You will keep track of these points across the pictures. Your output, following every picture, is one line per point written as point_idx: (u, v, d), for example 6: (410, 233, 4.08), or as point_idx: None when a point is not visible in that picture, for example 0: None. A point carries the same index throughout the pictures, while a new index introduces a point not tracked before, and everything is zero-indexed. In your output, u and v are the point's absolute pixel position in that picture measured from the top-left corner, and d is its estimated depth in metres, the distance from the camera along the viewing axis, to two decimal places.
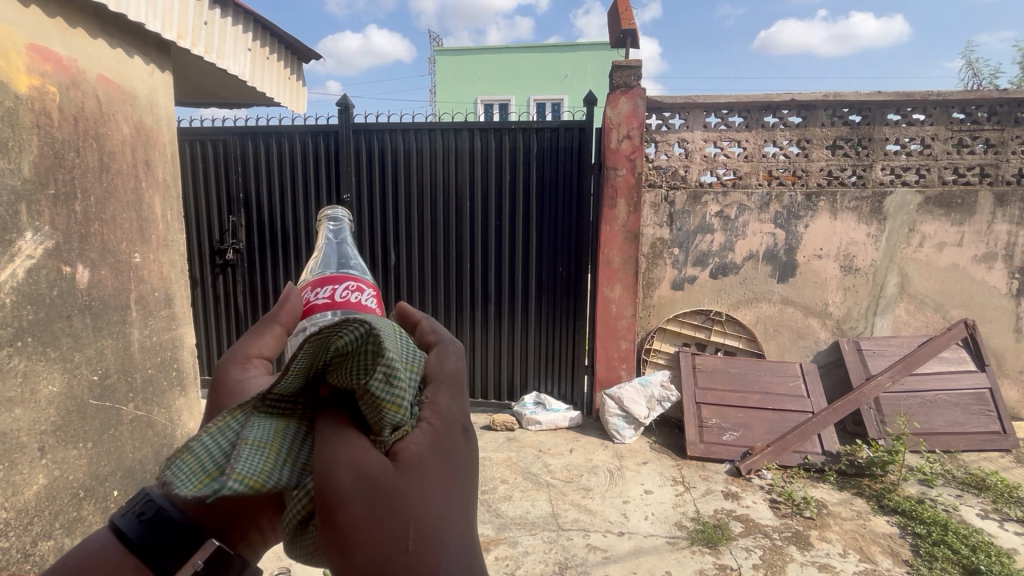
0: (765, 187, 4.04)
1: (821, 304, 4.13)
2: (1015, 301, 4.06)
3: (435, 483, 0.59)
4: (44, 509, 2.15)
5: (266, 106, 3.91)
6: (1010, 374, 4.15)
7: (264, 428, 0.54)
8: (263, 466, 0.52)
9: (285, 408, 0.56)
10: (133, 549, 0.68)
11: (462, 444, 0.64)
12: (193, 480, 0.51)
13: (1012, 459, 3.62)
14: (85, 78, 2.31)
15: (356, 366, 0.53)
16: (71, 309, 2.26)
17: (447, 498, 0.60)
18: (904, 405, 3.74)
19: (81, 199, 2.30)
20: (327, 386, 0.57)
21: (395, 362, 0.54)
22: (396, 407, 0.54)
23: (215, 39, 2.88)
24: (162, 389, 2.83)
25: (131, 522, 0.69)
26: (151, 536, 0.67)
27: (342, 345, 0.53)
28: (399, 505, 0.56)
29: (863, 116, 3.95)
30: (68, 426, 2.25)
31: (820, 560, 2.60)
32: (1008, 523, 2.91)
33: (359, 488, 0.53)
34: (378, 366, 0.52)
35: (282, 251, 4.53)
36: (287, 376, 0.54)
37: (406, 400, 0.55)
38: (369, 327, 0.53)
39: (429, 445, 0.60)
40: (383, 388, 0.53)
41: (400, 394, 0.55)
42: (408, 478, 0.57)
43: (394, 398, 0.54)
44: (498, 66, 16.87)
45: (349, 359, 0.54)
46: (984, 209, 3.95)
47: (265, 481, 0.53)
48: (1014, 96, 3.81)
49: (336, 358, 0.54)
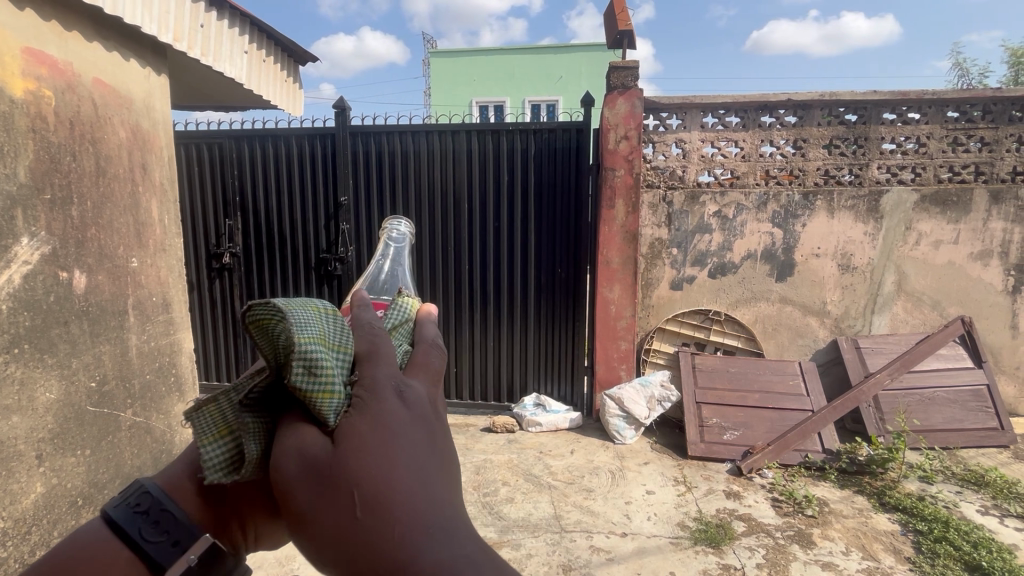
0: (763, 187, 4.05)
1: (819, 302, 4.14)
2: (1011, 297, 4.09)
3: (375, 448, 0.53)
4: (42, 518, 2.13)
5: (262, 109, 3.89)
6: (1007, 370, 4.18)
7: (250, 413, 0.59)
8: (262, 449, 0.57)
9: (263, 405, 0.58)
10: (125, 542, 0.67)
11: (399, 405, 0.56)
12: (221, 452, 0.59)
13: (1011, 455, 3.64)
14: (81, 81, 2.29)
15: (287, 357, 0.55)
16: (68, 315, 2.23)
17: (392, 459, 0.52)
18: (903, 402, 3.75)
19: (77, 204, 2.28)
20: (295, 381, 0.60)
21: (310, 351, 0.54)
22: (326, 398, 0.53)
23: (211, 42, 2.86)
24: (161, 395, 2.80)
25: (127, 513, 0.68)
26: (147, 531, 0.66)
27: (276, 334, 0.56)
28: (339, 481, 0.51)
29: (859, 115, 3.97)
30: (65, 433, 2.22)
31: (823, 559, 2.60)
32: (1008, 519, 2.92)
33: (303, 473, 0.52)
34: (295, 361, 0.53)
35: (279, 254, 4.52)
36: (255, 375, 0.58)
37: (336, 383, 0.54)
38: (282, 323, 0.55)
39: (367, 414, 0.54)
40: (306, 380, 0.53)
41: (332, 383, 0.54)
42: (344, 452, 0.52)
43: (322, 386, 0.53)
44: (493, 68, 16.86)
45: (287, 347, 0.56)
46: (979, 207, 3.98)
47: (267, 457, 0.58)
48: (1008, 95, 3.84)
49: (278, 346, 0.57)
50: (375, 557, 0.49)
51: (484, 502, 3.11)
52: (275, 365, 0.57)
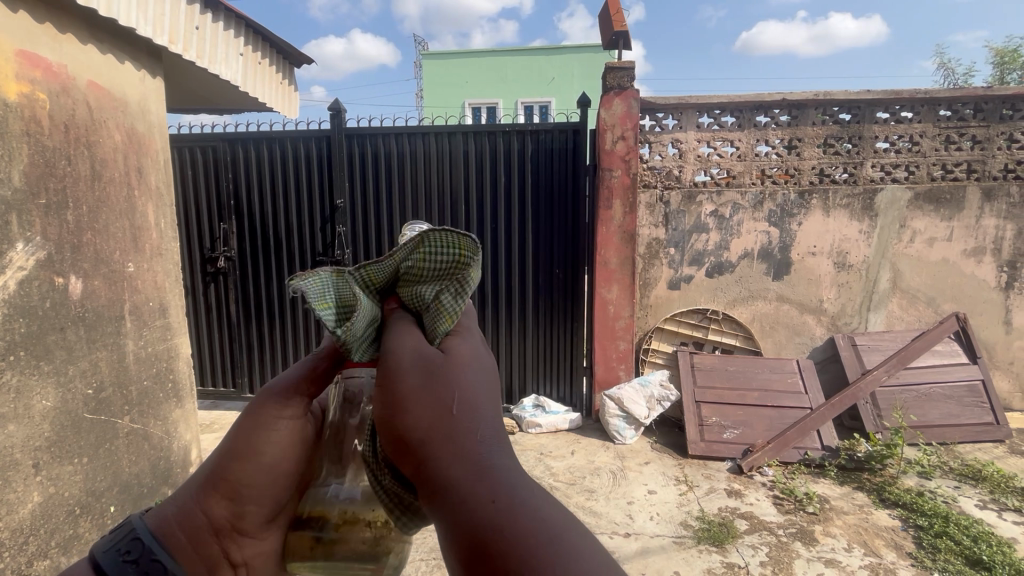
0: (758, 186, 4.08)
1: (816, 300, 4.17)
2: (1004, 293, 4.14)
3: (464, 375, 0.60)
4: (39, 528, 2.10)
5: (257, 111, 3.86)
6: (1000, 365, 4.23)
7: (368, 302, 0.68)
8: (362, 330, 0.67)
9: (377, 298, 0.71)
10: None
11: (479, 360, 0.64)
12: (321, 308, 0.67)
13: (1006, 450, 3.68)
14: (76, 84, 2.26)
15: (433, 279, 0.70)
16: (64, 321, 2.20)
17: (476, 388, 0.59)
18: (900, 399, 3.78)
19: (73, 208, 2.25)
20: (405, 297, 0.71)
21: (465, 282, 0.69)
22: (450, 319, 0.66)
23: (207, 44, 2.84)
24: (158, 402, 2.77)
25: (113, 559, 0.64)
26: None
27: (440, 252, 0.70)
28: (437, 386, 0.57)
29: (853, 114, 4.00)
30: (62, 441, 2.19)
31: (826, 555, 2.62)
32: (1006, 512, 2.96)
33: (409, 371, 0.58)
34: (453, 283, 0.68)
35: (275, 258, 4.48)
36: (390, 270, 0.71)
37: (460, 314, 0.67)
38: (451, 251, 0.70)
39: (466, 357, 0.62)
40: (451, 299, 0.67)
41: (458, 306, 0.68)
42: (445, 367, 0.59)
43: (453, 311, 0.67)
44: (486, 69, 16.85)
45: (438, 265, 0.70)
46: (972, 204, 4.02)
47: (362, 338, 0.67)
48: (998, 93, 3.89)
49: (431, 261, 0.70)
50: (459, 454, 0.53)
51: None
52: (410, 278, 0.71)
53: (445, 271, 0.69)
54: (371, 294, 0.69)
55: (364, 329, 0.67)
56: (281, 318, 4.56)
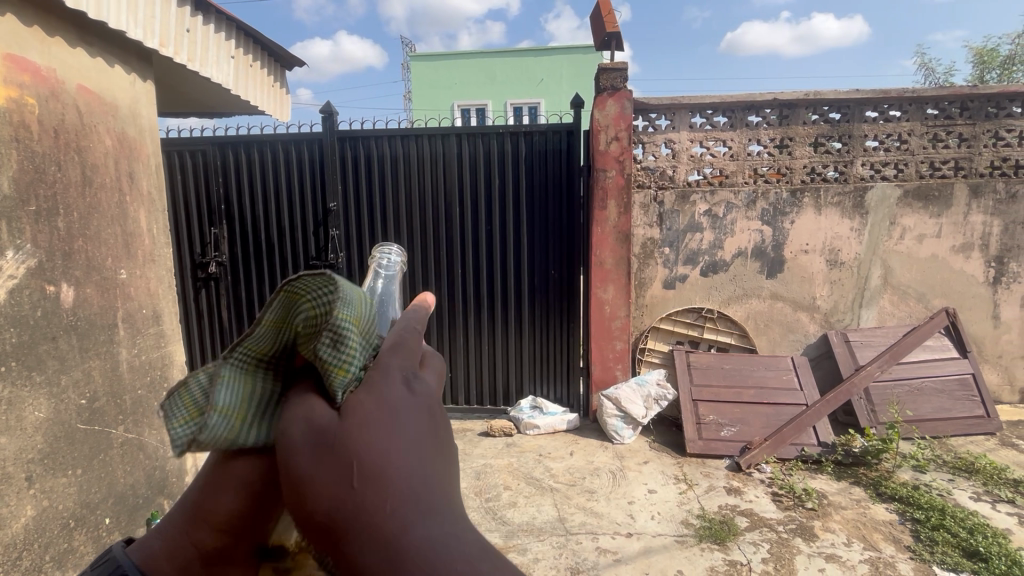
0: (751, 185, 4.12)
1: (809, 298, 4.21)
2: (992, 288, 4.21)
3: (380, 417, 0.45)
4: (33, 542, 2.05)
5: (248, 114, 3.81)
6: (989, 359, 4.31)
7: (250, 374, 0.52)
8: (235, 420, 0.51)
9: (254, 364, 0.53)
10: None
11: (409, 382, 0.48)
12: (181, 411, 0.51)
13: (997, 442, 3.74)
14: (65, 88, 2.22)
15: (317, 330, 0.50)
16: (56, 330, 2.16)
17: (398, 432, 0.45)
18: (894, 394, 3.83)
19: (63, 215, 2.20)
20: (302, 357, 0.53)
21: (346, 325, 0.48)
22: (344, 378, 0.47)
23: (198, 47, 2.80)
24: (153, 410, 2.72)
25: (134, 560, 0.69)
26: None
27: (304, 296, 0.51)
28: (344, 447, 0.43)
29: (842, 113, 4.05)
30: (56, 453, 2.14)
31: (826, 551, 2.64)
32: (1000, 504, 3.00)
33: (308, 438, 0.45)
34: (325, 329, 0.48)
35: (267, 262, 4.43)
36: (259, 329, 0.52)
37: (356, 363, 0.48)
38: (328, 286, 0.50)
39: (376, 388, 0.46)
40: (330, 353, 0.48)
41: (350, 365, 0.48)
42: (354, 419, 0.45)
43: (342, 362, 0.47)
44: (474, 71, 16.84)
45: (309, 317, 0.51)
46: (960, 201, 4.09)
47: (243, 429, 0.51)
48: (983, 91, 3.96)
49: (297, 313, 0.51)
50: (371, 538, 0.41)
51: (487, 508, 3.08)
52: (289, 335, 0.52)
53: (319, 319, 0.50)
54: (247, 369, 0.52)
55: (242, 420, 0.51)
56: None
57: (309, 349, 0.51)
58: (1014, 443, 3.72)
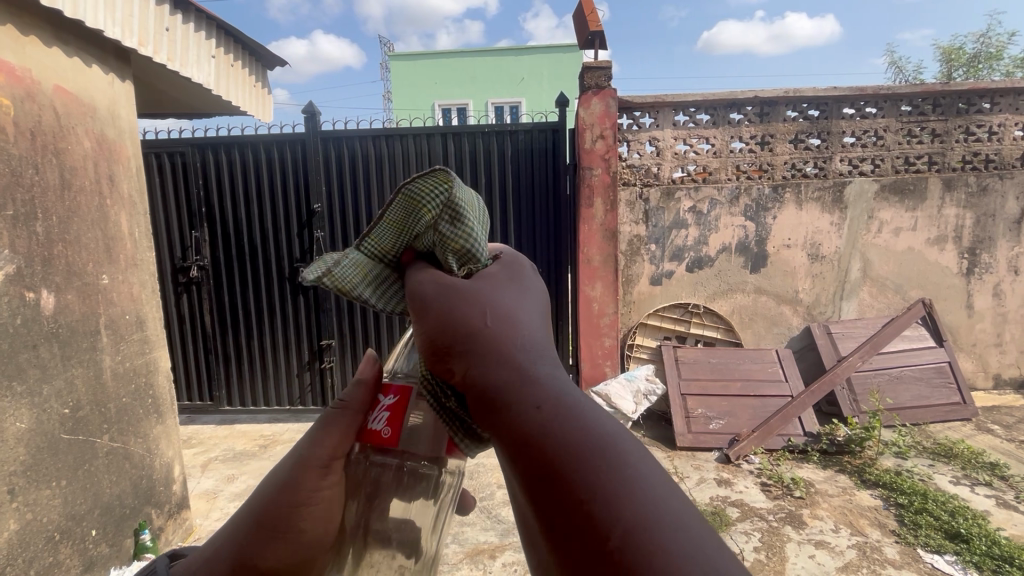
0: (734, 181, 4.19)
1: (792, 291, 4.30)
2: (965, 279, 4.35)
3: (503, 294, 0.61)
4: (17, 557, 1.98)
5: (229, 115, 3.74)
6: (964, 347, 4.45)
7: (373, 259, 0.76)
8: (349, 281, 0.74)
9: (377, 254, 0.76)
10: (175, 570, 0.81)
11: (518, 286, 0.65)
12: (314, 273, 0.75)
13: (973, 427, 3.88)
14: (41, 89, 2.15)
15: (429, 223, 0.72)
16: (36, 338, 2.09)
17: (516, 305, 0.60)
18: (875, 383, 3.94)
19: (42, 219, 2.14)
20: (410, 251, 0.75)
21: (460, 212, 0.72)
22: (460, 240, 0.69)
23: (178, 46, 2.73)
24: (138, 418, 2.65)
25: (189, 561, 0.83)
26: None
27: (429, 190, 0.74)
28: (479, 304, 0.59)
29: (821, 110, 4.14)
30: (39, 464, 2.08)
31: (816, 538, 2.70)
32: (978, 487, 3.11)
33: (445, 295, 0.60)
34: (445, 215, 0.72)
35: (251, 265, 4.36)
36: (382, 226, 0.75)
37: (469, 240, 0.69)
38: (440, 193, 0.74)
39: (499, 280, 0.64)
40: (449, 229, 0.71)
41: (465, 231, 0.70)
42: (483, 289, 0.61)
43: (458, 236, 0.69)
44: (454, 70, 16.77)
45: (428, 205, 0.73)
46: (934, 195, 4.22)
47: (349, 291, 0.74)
48: (954, 88, 4.09)
49: (417, 199, 0.74)
50: (501, 364, 0.53)
51: (481, 507, 3.08)
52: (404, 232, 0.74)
53: (440, 206, 0.73)
54: (372, 255, 0.76)
55: (348, 287, 0.74)
56: (260, 327, 4.45)
57: (422, 241, 0.73)
58: (989, 428, 3.86)
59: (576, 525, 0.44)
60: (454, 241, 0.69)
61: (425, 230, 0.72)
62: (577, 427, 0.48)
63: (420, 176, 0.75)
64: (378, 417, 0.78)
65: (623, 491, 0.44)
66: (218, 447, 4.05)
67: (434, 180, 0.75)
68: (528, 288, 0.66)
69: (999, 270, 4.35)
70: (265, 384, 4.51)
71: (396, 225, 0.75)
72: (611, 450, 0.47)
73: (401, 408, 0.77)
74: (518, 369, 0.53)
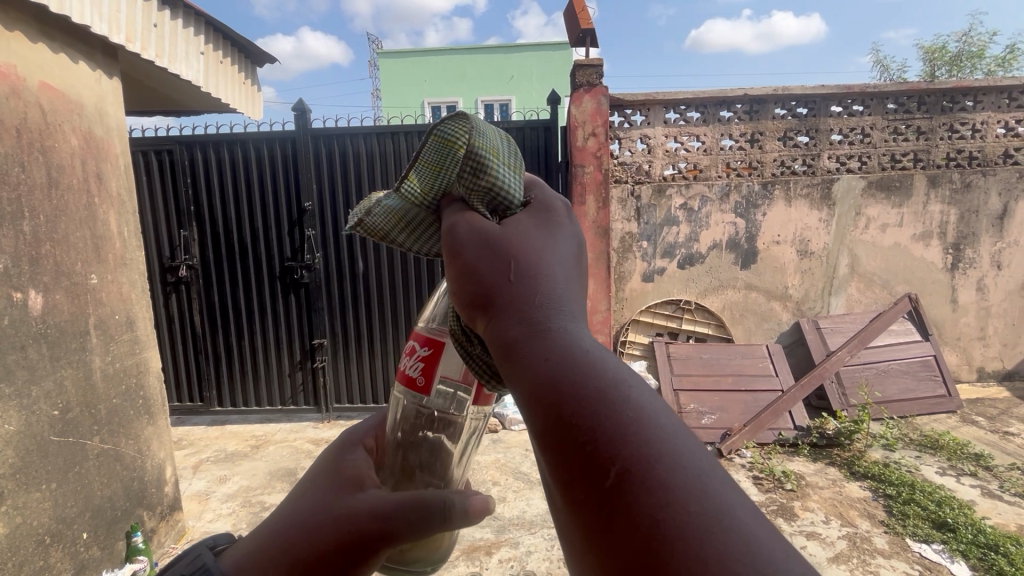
0: (724, 179, 4.23)
1: (782, 287, 4.36)
2: (950, 274, 4.44)
3: (533, 242, 0.60)
4: (6, 561, 1.95)
5: (218, 112, 3.70)
6: (949, 341, 4.54)
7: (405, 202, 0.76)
8: (383, 224, 0.76)
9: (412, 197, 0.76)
10: None
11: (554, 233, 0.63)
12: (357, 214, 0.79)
13: (958, 419, 3.96)
14: (26, 86, 2.11)
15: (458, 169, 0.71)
16: (25, 339, 2.06)
17: (547, 253, 0.59)
18: (863, 377, 4.00)
19: (29, 218, 2.10)
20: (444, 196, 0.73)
21: (484, 159, 0.69)
22: (494, 176, 0.68)
23: (166, 42, 2.70)
24: (129, 419, 2.62)
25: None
26: None
27: (457, 135, 0.74)
28: (510, 249, 0.58)
29: (809, 108, 4.20)
30: (28, 467, 2.05)
31: (807, 529, 2.74)
32: (964, 477, 3.18)
33: (474, 241, 0.60)
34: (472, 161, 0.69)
35: (241, 264, 4.32)
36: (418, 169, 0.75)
37: (493, 184, 0.67)
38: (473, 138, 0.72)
39: (532, 229, 0.62)
40: (474, 175, 0.69)
41: (499, 168, 0.69)
42: (511, 234, 0.60)
43: (482, 182, 0.68)
44: (443, 68, 16.71)
45: (455, 149, 0.72)
46: (919, 191, 4.28)
47: (382, 233, 0.76)
48: (938, 87, 4.17)
49: (443, 143, 0.73)
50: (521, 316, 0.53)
51: None
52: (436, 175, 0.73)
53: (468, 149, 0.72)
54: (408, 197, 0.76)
55: (382, 229, 0.76)
56: (251, 327, 4.41)
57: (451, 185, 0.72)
58: (973, 420, 3.94)
59: (592, 472, 0.44)
60: (488, 176, 0.68)
61: (456, 172, 0.71)
62: (603, 390, 0.47)
63: (443, 121, 0.74)
64: (413, 365, 0.83)
65: (641, 462, 0.43)
66: (210, 448, 4.02)
67: (457, 125, 0.74)
68: (568, 240, 0.64)
69: (983, 265, 4.43)
70: (256, 385, 4.47)
71: (426, 170, 0.73)
72: (629, 408, 0.46)
73: (436, 358, 0.81)
74: (548, 329, 0.52)
